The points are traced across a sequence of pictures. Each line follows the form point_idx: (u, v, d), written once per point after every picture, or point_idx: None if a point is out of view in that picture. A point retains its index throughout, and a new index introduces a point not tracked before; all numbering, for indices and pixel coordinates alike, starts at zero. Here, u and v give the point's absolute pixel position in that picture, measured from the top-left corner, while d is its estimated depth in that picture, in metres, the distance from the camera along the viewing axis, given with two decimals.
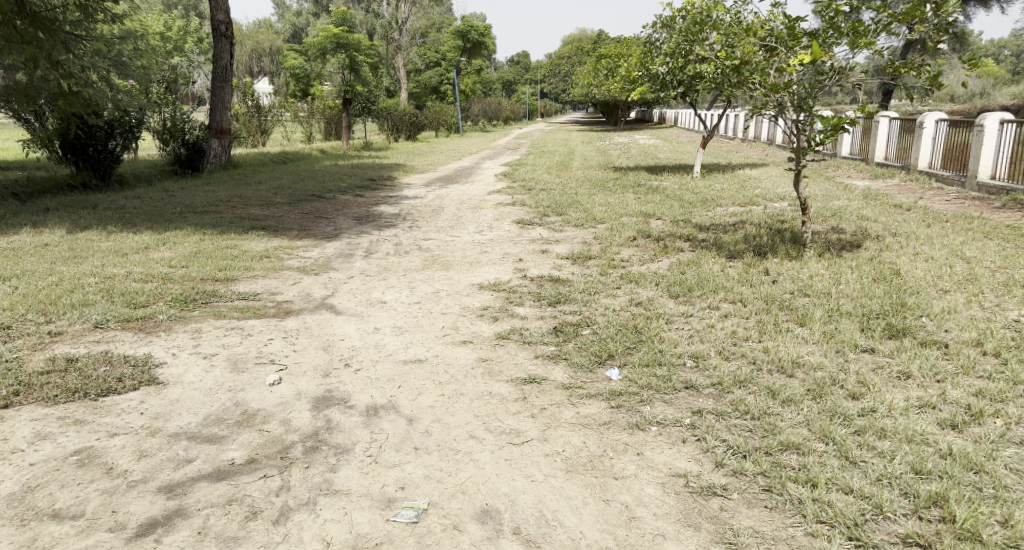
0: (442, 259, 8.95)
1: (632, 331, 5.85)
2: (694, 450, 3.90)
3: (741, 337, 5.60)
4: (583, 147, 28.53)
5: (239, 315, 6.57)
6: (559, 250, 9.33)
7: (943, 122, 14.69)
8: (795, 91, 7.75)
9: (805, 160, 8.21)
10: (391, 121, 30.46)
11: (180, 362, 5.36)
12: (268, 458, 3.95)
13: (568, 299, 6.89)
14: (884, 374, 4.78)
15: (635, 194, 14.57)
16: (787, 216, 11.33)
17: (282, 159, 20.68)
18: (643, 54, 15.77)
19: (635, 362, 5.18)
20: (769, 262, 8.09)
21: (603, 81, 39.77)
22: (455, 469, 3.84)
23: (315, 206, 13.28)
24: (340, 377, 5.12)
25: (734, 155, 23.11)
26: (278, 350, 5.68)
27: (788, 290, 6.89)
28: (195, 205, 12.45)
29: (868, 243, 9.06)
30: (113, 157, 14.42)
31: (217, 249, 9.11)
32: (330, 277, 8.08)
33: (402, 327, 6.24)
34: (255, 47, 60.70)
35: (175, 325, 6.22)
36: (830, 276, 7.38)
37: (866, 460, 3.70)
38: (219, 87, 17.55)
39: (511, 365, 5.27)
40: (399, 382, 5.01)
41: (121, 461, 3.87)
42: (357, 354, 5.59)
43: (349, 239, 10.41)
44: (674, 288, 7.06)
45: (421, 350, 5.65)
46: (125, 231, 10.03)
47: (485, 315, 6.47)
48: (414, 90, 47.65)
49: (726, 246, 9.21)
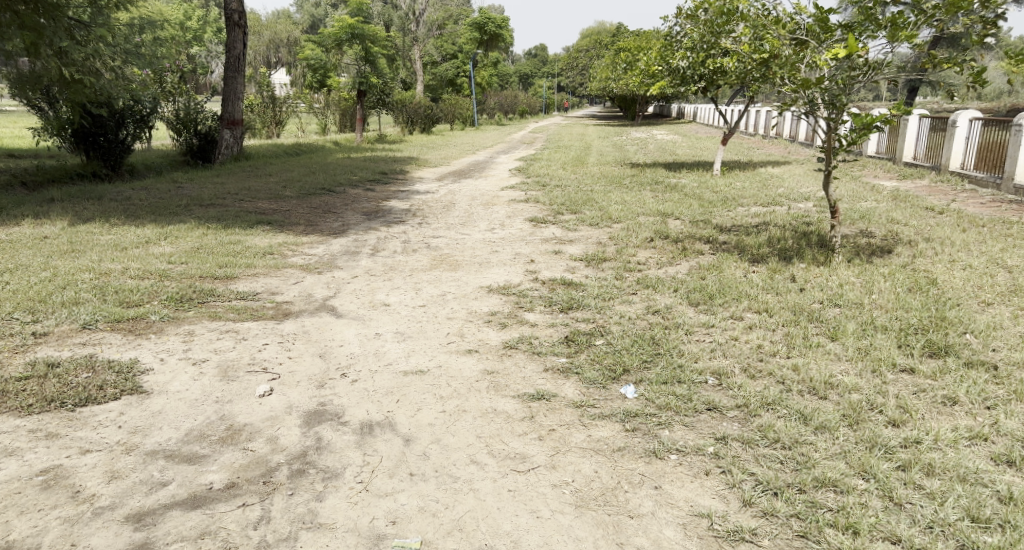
0: (451, 258, 8.60)
1: (649, 342, 5.47)
2: (719, 484, 3.53)
3: (767, 352, 5.20)
4: (600, 143, 28.07)
5: (236, 316, 6.24)
6: (573, 250, 8.95)
7: (978, 122, 14.15)
8: (827, 87, 7.24)
9: (836, 161, 7.72)
10: (407, 113, 30.20)
11: (168, 368, 5.04)
12: (249, 483, 3.62)
13: (581, 306, 6.51)
14: (927, 398, 4.36)
15: (653, 192, 14.13)
16: (812, 218, 10.90)
17: (294, 150, 20.40)
18: (664, 47, 15.35)
19: (652, 379, 4.79)
20: (795, 269, 7.69)
21: (622, 76, 39.32)
22: (453, 501, 3.49)
23: (324, 200, 12.97)
24: (335, 389, 4.77)
25: (756, 152, 22.53)
26: (272, 356, 5.34)
27: (817, 299, 6.48)
28: (202, 197, 12.18)
29: (900, 249, 8.62)
30: (124, 147, 14.17)
31: (220, 244, 8.81)
32: (333, 276, 7.75)
33: (405, 333, 5.89)
34: (273, 37, 60.61)
35: (167, 327, 5.91)
36: (861, 286, 6.95)
37: (913, 502, 3.31)
38: (231, 77, 17.21)
39: (520, 379, 4.91)
40: (397, 396, 4.65)
41: (90, 483, 3.58)
42: (355, 363, 5.24)
43: (356, 235, 10.09)
44: (694, 295, 6.66)
45: (423, 360, 5.29)
46: (127, 225, 9.75)
47: (493, 322, 6.10)
48: (430, 82, 47.32)
49: (748, 250, 8.81)
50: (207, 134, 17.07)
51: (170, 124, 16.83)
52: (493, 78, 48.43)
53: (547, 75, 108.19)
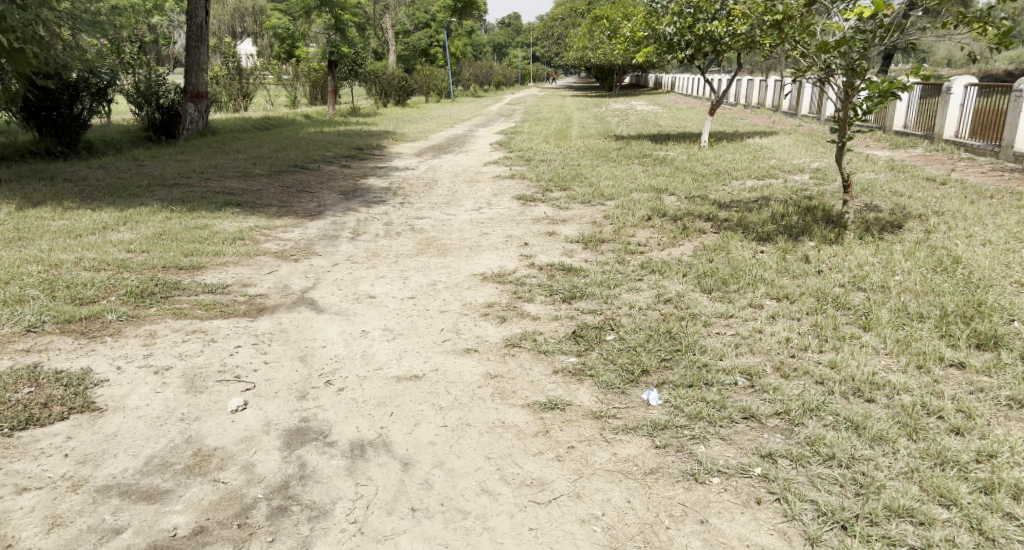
0: (439, 242, 8.01)
1: (665, 337, 4.96)
2: (775, 516, 3.07)
3: (798, 347, 4.69)
4: (579, 114, 27.34)
5: (203, 313, 5.61)
6: (568, 231, 8.42)
7: (973, 87, 13.71)
8: (845, 51, 6.76)
9: (849, 133, 7.22)
10: (379, 85, 29.21)
11: (125, 378, 4.41)
12: (221, 527, 3.09)
13: (584, 295, 6.01)
14: (988, 399, 3.90)
15: (643, 166, 13.58)
16: (812, 192, 10.45)
17: (264, 125, 19.50)
18: (649, 15, 14.68)
19: (676, 382, 4.27)
20: (806, 248, 7.22)
21: (600, 43, 38.55)
22: (466, 545, 3.00)
23: (297, 178, 12.26)
24: (319, 401, 4.20)
25: (740, 122, 22.05)
26: (246, 362, 4.74)
27: (838, 282, 6.00)
28: (165, 176, 11.42)
29: (911, 223, 8.16)
30: (79, 122, 13.29)
31: (185, 229, 8.12)
32: (311, 264, 7.13)
33: (394, 330, 5.34)
34: (237, 6, 58.45)
35: (126, 328, 5.27)
36: (881, 266, 6.48)
37: (1009, 538, 2.90)
38: (194, 48, 16.24)
39: (528, 384, 4.39)
40: (391, 408, 4.10)
41: (26, 534, 3.03)
42: (340, 368, 4.68)
43: (333, 217, 9.44)
44: (706, 281, 6.14)
45: (418, 364, 4.74)
46: (82, 208, 9.00)
47: (491, 316, 5.59)
48: (402, 52, 45.88)
49: (752, 227, 8.34)
50: (170, 108, 16.12)
51: (130, 97, 15.86)
52: (466, 48, 47.28)
53: (521, 44, 106.49)
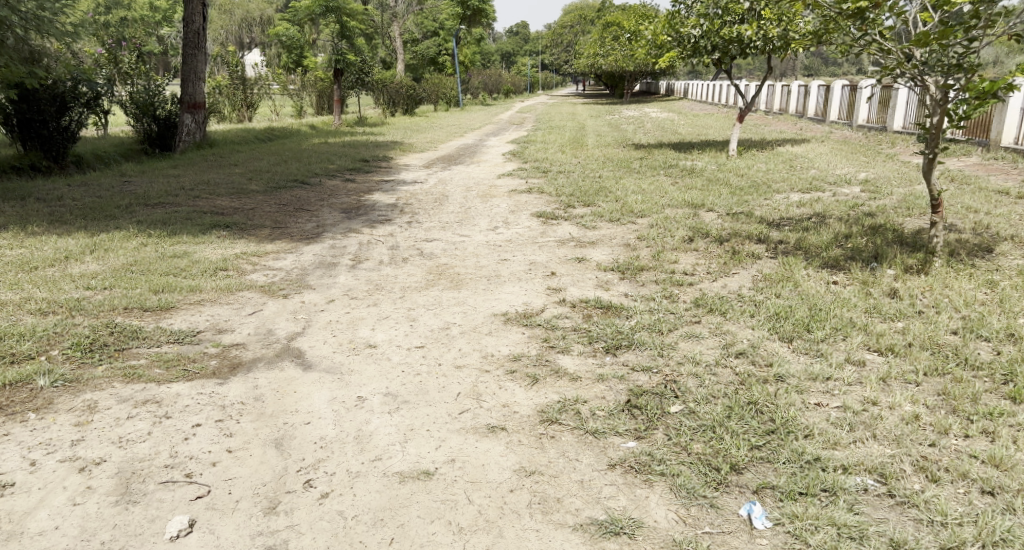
0: (451, 271, 6.88)
1: (750, 409, 3.78)
2: None
3: (934, 427, 3.52)
4: (592, 121, 26.25)
5: (162, 374, 4.47)
6: (599, 257, 7.28)
7: None
8: (946, 43, 5.48)
9: (941, 143, 5.99)
10: (388, 94, 28.15)
11: (37, 481, 3.33)
12: None
13: (632, 344, 4.86)
14: None
15: (671, 178, 12.45)
16: (870, 207, 9.26)
17: (265, 136, 18.46)
18: (670, 16, 13.45)
19: (782, 488, 3.14)
20: (889, 278, 6.04)
21: (616, 48, 37.41)
22: None
23: (295, 195, 11.17)
24: (293, 518, 3.12)
25: (766, 130, 20.80)
26: (203, 450, 3.59)
27: (951, 327, 4.80)
28: (150, 194, 10.35)
29: (1005, 245, 6.93)
30: (68, 135, 12.20)
31: (160, 258, 7.02)
32: (301, 301, 6.01)
33: (398, 397, 4.19)
34: (245, 17, 57.67)
35: (59, 397, 4.14)
36: (994, 304, 5.27)
37: None
38: (192, 56, 15.18)
39: (577, 487, 3.25)
40: (391, 531, 3.03)
41: None
42: (328, 457, 3.54)
43: (332, 239, 8.33)
44: (784, 325, 4.97)
45: (428, 451, 3.58)
46: (49, 233, 7.93)
47: (518, 374, 4.44)
48: (411, 62, 44.61)
49: (813, 250, 7.16)
50: (167, 119, 15.02)
51: (126, 108, 14.72)
52: (475, 56, 46.19)
53: (530, 52, 105.61)
